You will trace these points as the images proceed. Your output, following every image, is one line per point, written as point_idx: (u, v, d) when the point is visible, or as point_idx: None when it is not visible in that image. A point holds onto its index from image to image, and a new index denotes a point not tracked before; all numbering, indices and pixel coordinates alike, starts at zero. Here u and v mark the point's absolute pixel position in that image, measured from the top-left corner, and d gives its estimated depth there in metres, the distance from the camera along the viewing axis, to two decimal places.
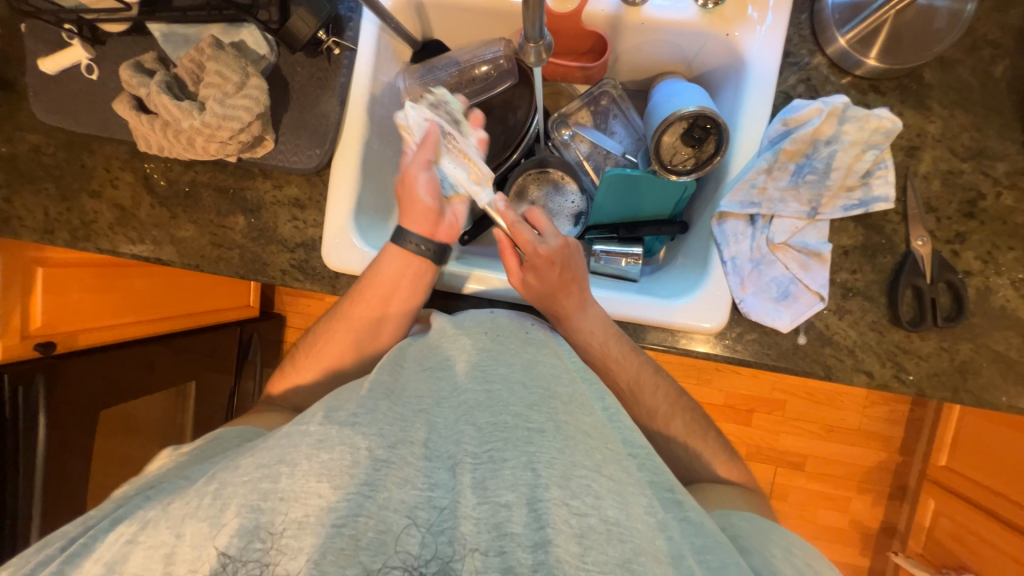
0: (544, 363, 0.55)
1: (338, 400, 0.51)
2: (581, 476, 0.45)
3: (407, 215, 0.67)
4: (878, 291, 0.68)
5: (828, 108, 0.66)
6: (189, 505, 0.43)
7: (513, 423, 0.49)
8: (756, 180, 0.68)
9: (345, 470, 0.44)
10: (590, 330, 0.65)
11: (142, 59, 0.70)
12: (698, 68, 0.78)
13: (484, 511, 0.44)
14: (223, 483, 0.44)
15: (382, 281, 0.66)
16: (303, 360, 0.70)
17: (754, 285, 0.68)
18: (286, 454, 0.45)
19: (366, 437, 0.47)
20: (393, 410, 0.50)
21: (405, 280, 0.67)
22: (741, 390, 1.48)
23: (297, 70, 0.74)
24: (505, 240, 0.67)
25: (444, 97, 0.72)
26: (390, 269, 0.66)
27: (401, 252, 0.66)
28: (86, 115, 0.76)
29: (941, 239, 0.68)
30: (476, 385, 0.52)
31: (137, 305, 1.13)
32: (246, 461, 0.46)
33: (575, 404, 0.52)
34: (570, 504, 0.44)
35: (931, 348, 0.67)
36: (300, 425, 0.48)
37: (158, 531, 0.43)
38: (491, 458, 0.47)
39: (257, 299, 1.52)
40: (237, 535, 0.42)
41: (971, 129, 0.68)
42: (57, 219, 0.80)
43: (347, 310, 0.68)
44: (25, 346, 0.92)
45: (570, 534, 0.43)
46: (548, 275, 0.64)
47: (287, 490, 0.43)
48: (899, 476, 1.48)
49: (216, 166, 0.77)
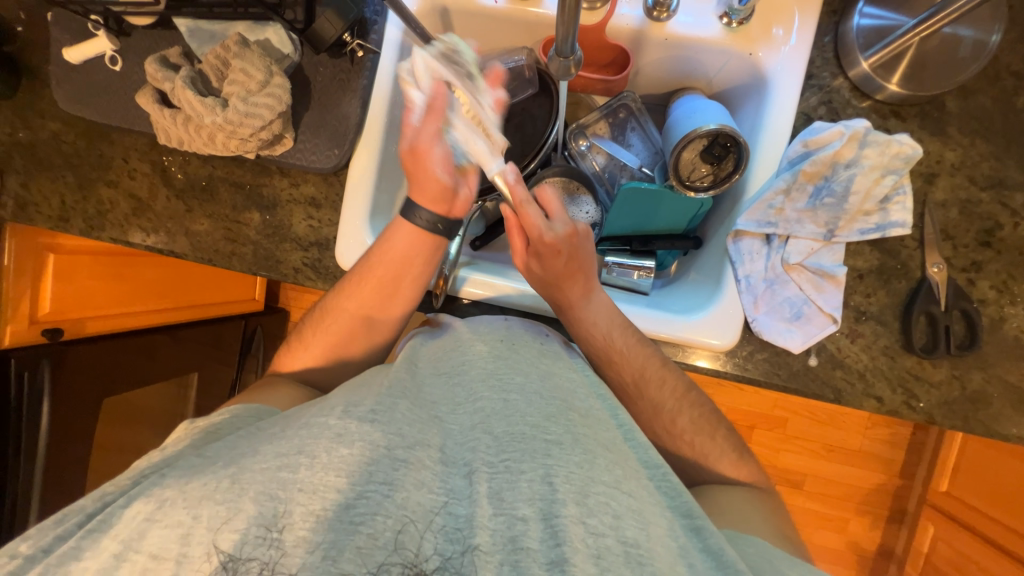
0: (561, 376, 0.55)
1: (356, 394, 0.51)
2: (599, 493, 0.45)
3: (419, 190, 0.64)
4: (892, 316, 0.68)
5: (849, 132, 0.66)
6: (207, 486, 0.43)
7: (530, 434, 0.49)
8: (774, 201, 0.68)
9: (363, 467, 0.44)
10: (595, 321, 0.65)
11: (167, 53, 0.70)
12: (719, 84, 0.78)
13: (500, 523, 0.44)
14: (242, 469, 0.44)
15: (393, 257, 0.65)
16: (309, 335, 0.69)
17: (768, 305, 0.68)
18: (305, 446, 0.45)
19: (386, 435, 0.47)
20: (407, 413, 0.50)
21: (418, 258, 0.66)
22: (743, 405, 1.47)
23: (320, 70, 0.74)
24: (512, 220, 0.65)
25: (455, 46, 0.63)
26: (401, 245, 0.65)
27: (413, 228, 0.65)
28: (108, 105, 0.77)
29: (957, 267, 0.68)
30: (492, 393, 0.53)
31: (147, 294, 1.14)
32: (265, 449, 0.46)
33: (594, 417, 0.52)
34: (587, 522, 0.43)
35: (943, 376, 0.67)
36: (319, 416, 0.48)
37: (175, 510, 0.42)
38: (507, 469, 0.47)
39: (262, 293, 1.52)
40: (254, 523, 0.41)
41: (990, 158, 0.68)
42: (73, 207, 0.80)
43: (356, 285, 0.66)
44: (33, 331, 0.91)
45: (587, 553, 0.42)
46: (554, 262, 0.64)
47: (306, 482, 0.43)
48: (898, 500, 1.47)
49: (234, 162, 0.78)
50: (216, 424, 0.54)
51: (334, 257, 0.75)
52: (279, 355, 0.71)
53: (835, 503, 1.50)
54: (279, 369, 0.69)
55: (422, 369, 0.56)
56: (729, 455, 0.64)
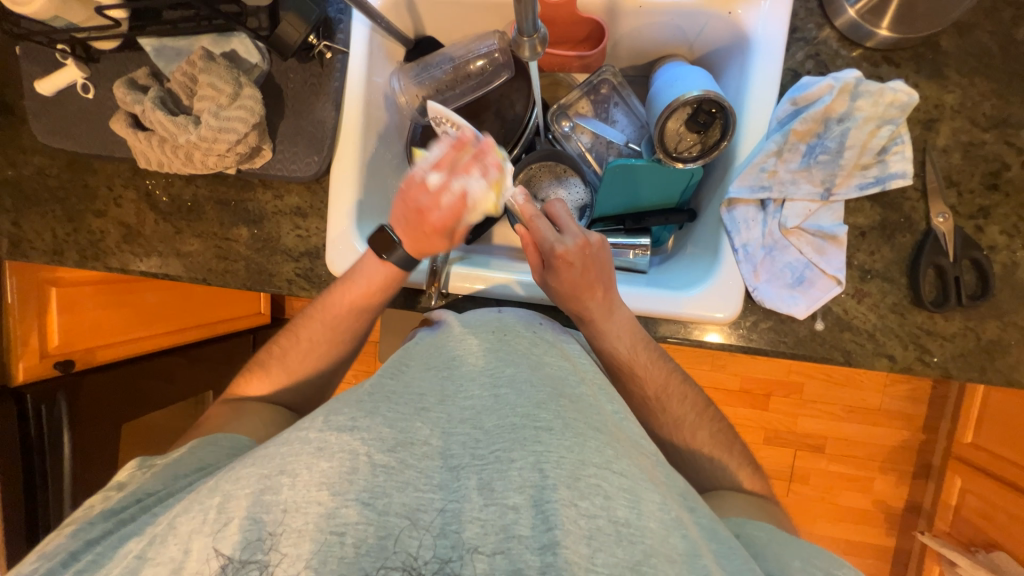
0: (551, 365, 0.54)
1: (338, 402, 0.50)
2: (590, 475, 0.45)
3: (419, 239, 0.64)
4: (898, 272, 0.66)
5: (839, 84, 0.63)
6: (195, 520, 0.44)
7: (521, 423, 0.48)
8: (766, 164, 0.66)
9: (344, 477, 0.44)
10: (617, 335, 0.64)
11: (135, 76, 0.69)
12: (700, 49, 0.75)
13: (492, 513, 0.44)
14: (226, 496, 0.44)
15: (363, 282, 0.67)
16: (279, 352, 0.71)
17: (768, 272, 0.66)
18: (286, 464, 0.45)
19: (366, 442, 0.46)
20: (394, 413, 0.49)
21: (391, 287, 0.68)
22: (756, 374, 1.46)
23: (291, 76, 0.73)
24: (520, 237, 0.65)
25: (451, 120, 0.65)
26: (371, 275, 0.66)
27: (384, 263, 0.66)
28: (87, 135, 0.77)
29: (964, 215, 0.65)
30: (483, 390, 0.52)
31: (148, 320, 1.13)
32: (246, 470, 0.45)
33: (585, 401, 0.50)
34: (578, 504, 0.44)
35: (956, 328, 0.65)
36: (299, 431, 0.47)
37: (166, 548, 0.44)
38: (498, 459, 0.46)
39: (268, 306, 1.48)
40: (240, 546, 0.42)
41: (992, 97, 0.65)
42: (66, 241, 0.81)
43: (325, 306, 0.69)
44: (46, 364, 0.95)
45: (579, 535, 0.42)
46: (571, 279, 0.62)
47: (288, 501, 0.44)
48: (923, 455, 1.45)
49: (217, 179, 0.77)
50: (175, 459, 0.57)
51: (325, 264, 0.75)
52: (239, 381, 0.72)
53: (858, 463, 1.48)
54: (239, 393, 0.70)
55: (411, 367, 0.54)
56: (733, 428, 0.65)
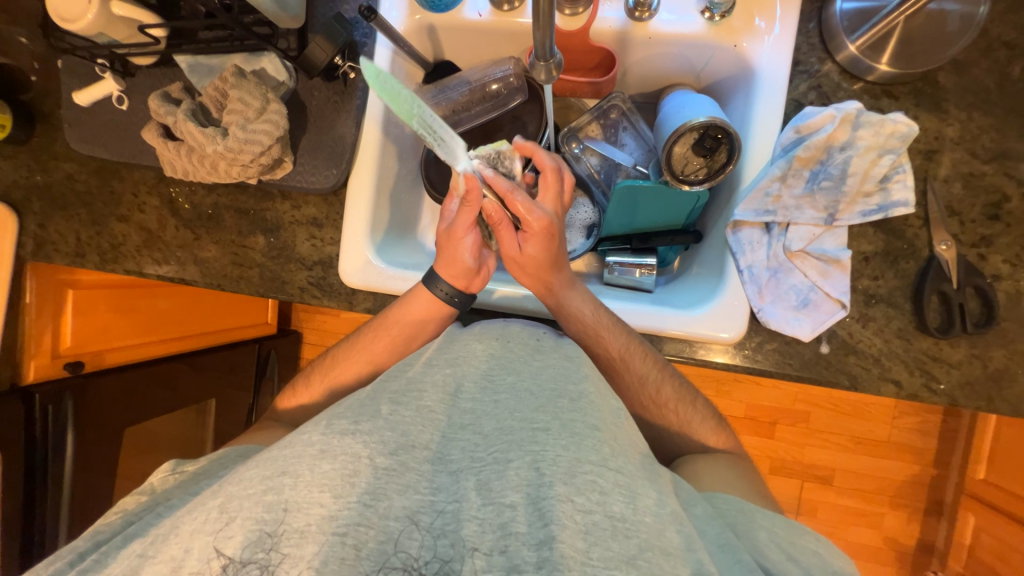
0: (554, 368, 0.54)
1: (339, 410, 0.51)
2: (585, 472, 0.45)
3: (444, 264, 0.67)
4: (902, 297, 0.66)
5: (840, 114, 0.65)
6: (199, 519, 0.44)
7: (518, 424, 0.49)
8: (771, 188, 0.68)
9: (346, 479, 0.45)
10: (580, 308, 0.66)
11: (169, 89, 0.72)
12: (707, 78, 0.78)
13: (489, 512, 0.44)
14: (230, 497, 0.44)
15: (411, 318, 0.69)
16: (318, 382, 0.73)
17: (772, 294, 0.67)
18: (288, 466, 0.45)
19: (367, 445, 0.46)
20: (396, 415, 0.49)
21: (436, 324, 0.70)
22: (762, 401, 1.44)
23: (315, 94, 0.76)
24: (493, 209, 0.63)
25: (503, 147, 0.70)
26: (418, 310, 0.68)
27: (431, 297, 0.67)
28: (117, 143, 0.80)
29: (966, 243, 0.66)
30: (483, 394, 0.52)
31: (160, 325, 1.16)
32: (250, 472, 0.46)
33: (586, 400, 0.50)
34: (575, 500, 0.43)
35: (962, 355, 0.65)
36: (300, 435, 0.48)
37: (169, 547, 0.43)
38: (495, 459, 0.47)
39: (274, 316, 1.53)
40: (244, 545, 0.42)
41: (991, 130, 0.67)
42: (88, 243, 0.84)
43: (371, 339, 0.71)
44: (56, 365, 0.96)
45: (576, 529, 0.42)
46: (547, 245, 0.63)
47: (290, 501, 0.44)
48: (934, 490, 1.42)
49: (238, 188, 0.80)
50: (204, 467, 0.57)
51: (338, 274, 0.77)
52: (281, 395, 0.75)
53: (867, 497, 1.44)
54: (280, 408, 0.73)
55: (416, 369, 0.55)
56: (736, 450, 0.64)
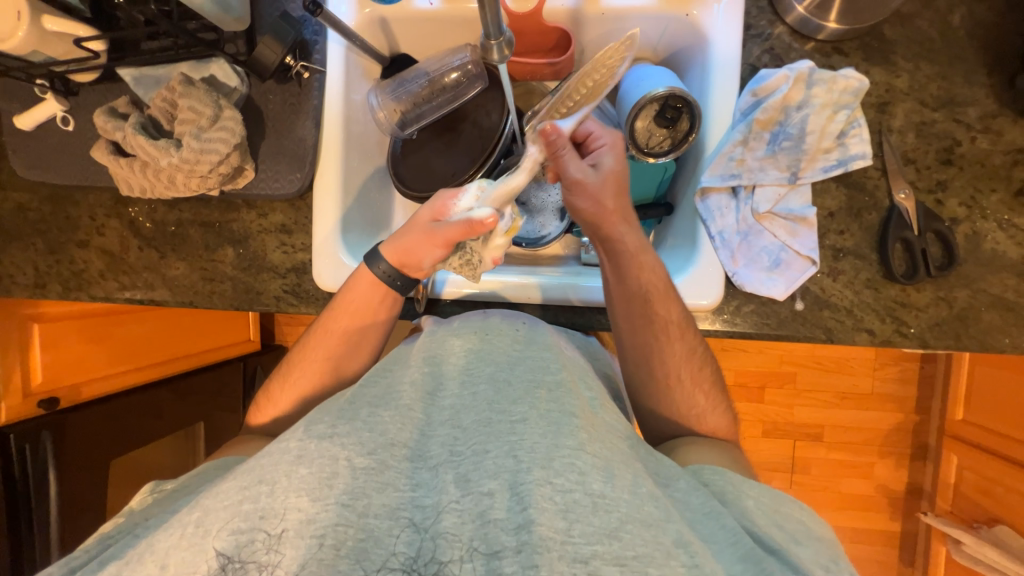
0: (531, 360, 0.54)
1: (316, 414, 0.50)
2: (563, 456, 0.45)
3: (397, 247, 0.65)
4: (868, 248, 0.68)
5: (793, 74, 0.67)
6: (173, 536, 0.43)
7: (495, 419, 0.48)
8: (734, 153, 0.69)
9: (324, 482, 0.44)
10: (639, 241, 0.65)
11: (115, 104, 0.70)
12: (664, 51, 0.78)
13: (468, 502, 0.44)
14: (207, 510, 0.44)
15: (355, 299, 0.68)
16: (279, 390, 0.70)
17: (745, 257, 0.69)
18: (264, 474, 0.44)
19: (345, 447, 0.46)
20: (374, 417, 0.49)
21: (380, 302, 0.68)
22: (750, 367, 1.48)
23: (270, 98, 0.74)
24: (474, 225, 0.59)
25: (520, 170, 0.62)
26: (358, 294, 0.67)
27: (371, 276, 0.67)
28: (68, 167, 0.77)
29: (923, 190, 0.68)
30: (460, 389, 0.52)
31: (134, 354, 1.12)
32: (228, 485, 0.45)
33: (561, 388, 0.51)
34: (553, 482, 0.43)
35: (929, 299, 0.67)
36: (281, 442, 0.48)
37: (141, 565, 0.42)
38: (474, 451, 0.47)
39: (257, 332, 1.47)
40: (235, 534, 0.42)
41: (938, 79, 0.69)
42: (48, 273, 0.80)
43: (322, 332, 0.69)
44: (29, 404, 0.92)
45: (554, 510, 0.42)
46: (621, 159, 0.66)
47: (268, 508, 0.43)
48: (918, 435, 1.47)
49: (200, 202, 0.78)
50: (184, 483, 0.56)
51: (313, 279, 0.76)
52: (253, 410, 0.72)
53: (857, 449, 1.49)
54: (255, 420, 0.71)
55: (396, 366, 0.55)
56: (720, 413, 0.66)
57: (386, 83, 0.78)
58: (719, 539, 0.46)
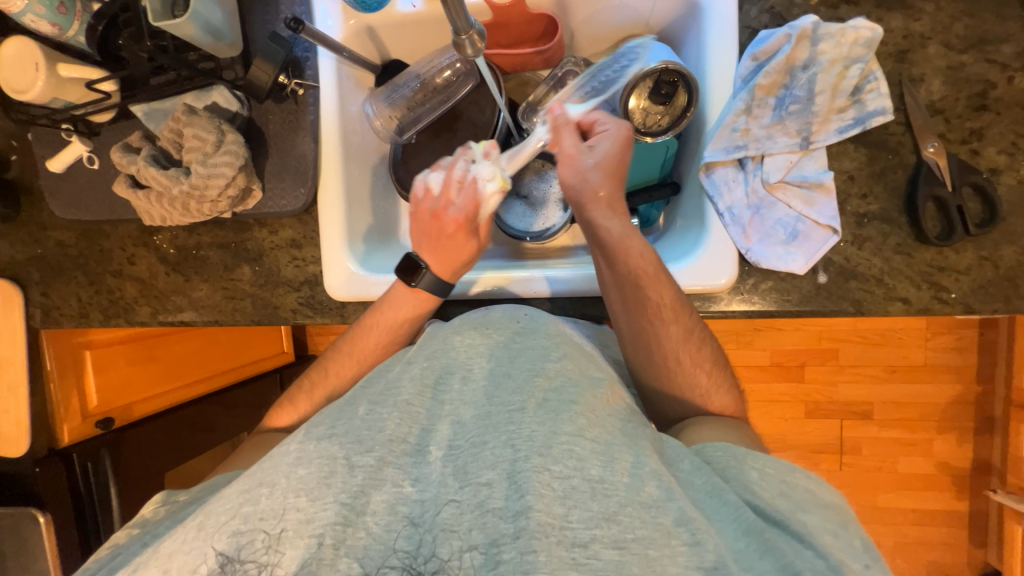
0: (533, 351, 0.53)
1: (318, 416, 0.52)
2: (562, 442, 0.45)
3: (422, 234, 0.72)
4: (896, 210, 0.63)
5: (796, 32, 0.62)
6: (178, 539, 0.45)
7: (494, 407, 0.48)
8: (737, 123, 0.65)
9: (323, 480, 0.45)
10: (610, 227, 0.64)
11: (129, 140, 0.74)
12: (658, 24, 0.75)
13: (467, 494, 0.45)
14: (209, 513, 0.46)
15: (392, 307, 0.69)
16: (304, 395, 0.72)
17: (759, 232, 0.65)
18: (266, 476, 0.46)
19: (344, 445, 0.47)
20: (373, 412, 0.49)
21: (417, 311, 0.70)
22: (786, 345, 1.41)
23: (270, 118, 0.77)
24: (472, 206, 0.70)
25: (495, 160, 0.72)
26: (397, 299, 0.69)
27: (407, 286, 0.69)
28: (96, 203, 0.82)
29: (955, 141, 0.63)
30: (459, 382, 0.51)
31: (179, 370, 1.17)
32: (230, 489, 0.47)
33: (562, 378, 0.50)
34: (551, 469, 0.44)
35: (970, 260, 0.61)
36: (281, 445, 0.50)
37: (148, 570, 0.45)
38: (472, 443, 0.47)
39: (289, 343, 1.52)
40: (234, 536, 0.44)
41: (964, 17, 0.62)
42: (89, 303, 0.87)
43: (355, 337, 0.71)
44: (87, 424, 0.98)
45: (554, 496, 0.43)
46: (621, 147, 0.65)
47: (267, 509, 0.45)
48: (978, 406, 1.36)
49: (216, 225, 0.81)
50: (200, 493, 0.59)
51: (325, 289, 0.78)
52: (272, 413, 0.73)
53: (912, 425, 1.40)
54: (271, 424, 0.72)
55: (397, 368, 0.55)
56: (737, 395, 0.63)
57: (379, 91, 0.79)
58: (727, 520, 0.44)
